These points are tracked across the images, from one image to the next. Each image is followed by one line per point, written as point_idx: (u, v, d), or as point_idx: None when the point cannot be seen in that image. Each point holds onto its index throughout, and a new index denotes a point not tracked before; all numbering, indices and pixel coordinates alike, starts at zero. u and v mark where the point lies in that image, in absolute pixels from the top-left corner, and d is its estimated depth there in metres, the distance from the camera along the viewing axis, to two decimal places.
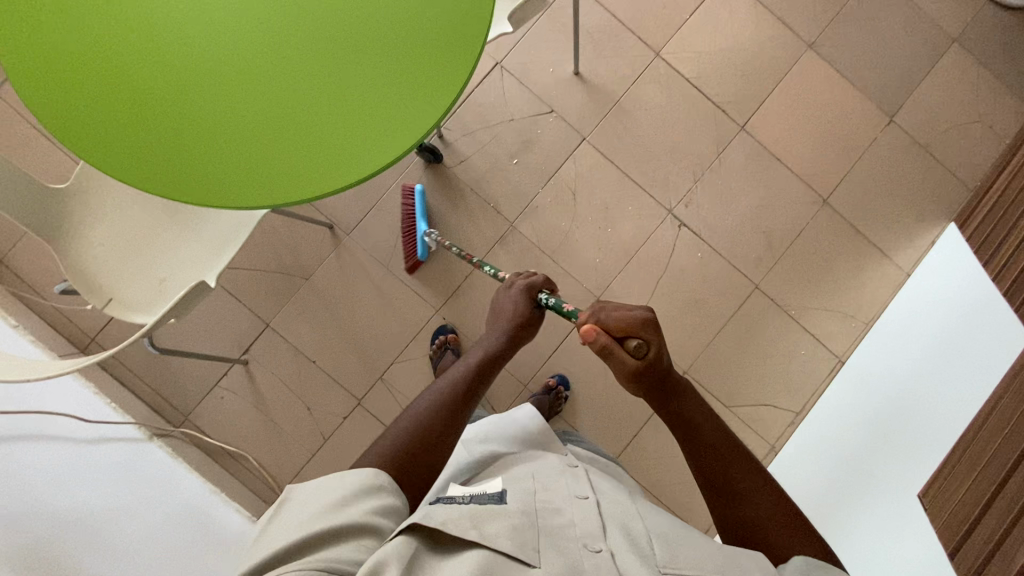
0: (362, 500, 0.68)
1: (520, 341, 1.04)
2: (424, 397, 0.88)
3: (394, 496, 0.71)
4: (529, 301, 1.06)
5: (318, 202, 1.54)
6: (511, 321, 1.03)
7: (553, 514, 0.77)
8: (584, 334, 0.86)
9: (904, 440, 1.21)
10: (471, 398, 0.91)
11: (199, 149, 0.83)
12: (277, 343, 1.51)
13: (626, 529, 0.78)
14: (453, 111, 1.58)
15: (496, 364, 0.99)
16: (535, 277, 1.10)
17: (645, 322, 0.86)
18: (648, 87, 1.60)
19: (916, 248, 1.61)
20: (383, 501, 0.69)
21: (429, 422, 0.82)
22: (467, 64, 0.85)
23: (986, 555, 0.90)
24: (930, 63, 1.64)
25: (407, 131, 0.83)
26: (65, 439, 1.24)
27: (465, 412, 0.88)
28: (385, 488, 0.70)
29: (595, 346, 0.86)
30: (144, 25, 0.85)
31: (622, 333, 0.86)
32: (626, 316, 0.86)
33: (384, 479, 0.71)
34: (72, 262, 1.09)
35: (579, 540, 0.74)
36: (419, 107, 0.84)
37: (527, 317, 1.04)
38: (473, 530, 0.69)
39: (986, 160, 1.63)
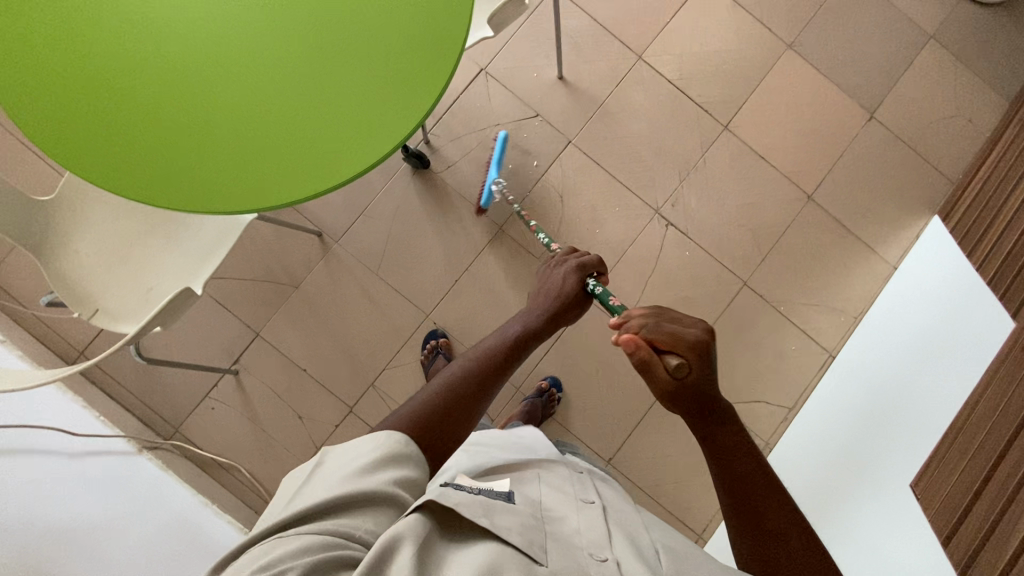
0: (387, 469, 0.66)
1: (559, 317, 1.02)
2: (458, 364, 0.85)
3: (415, 467, 0.68)
4: (579, 280, 1.06)
5: (307, 210, 1.54)
6: (556, 297, 1.03)
7: (559, 522, 0.76)
8: (625, 344, 0.78)
9: (894, 431, 1.21)
10: (504, 366, 0.89)
11: (186, 153, 0.84)
12: (267, 352, 1.51)
13: (632, 538, 0.77)
14: (439, 117, 1.59)
15: (535, 339, 0.96)
16: (588, 256, 1.10)
17: (694, 345, 0.79)
18: (632, 89, 1.62)
19: (901, 242, 1.62)
20: (406, 473, 0.67)
21: (462, 384, 0.81)
22: (447, 64, 0.86)
23: (978, 542, 0.91)
24: (908, 60, 1.66)
25: (396, 131, 0.84)
26: (54, 453, 1.22)
27: (499, 379, 0.86)
28: (410, 459, 0.68)
29: (633, 358, 0.79)
30: (127, 32, 0.86)
31: (665, 348, 0.80)
32: (676, 333, 0.80)
33: (412, 448, 0.69)
34: (60, 267, 1.09)
35: (585, 547, 0.72)
36: (402, 108, 0.85)
37: (573, 296, 1.04)
38: (485, 517, 0.67)
39: (966, 154, 1.65)
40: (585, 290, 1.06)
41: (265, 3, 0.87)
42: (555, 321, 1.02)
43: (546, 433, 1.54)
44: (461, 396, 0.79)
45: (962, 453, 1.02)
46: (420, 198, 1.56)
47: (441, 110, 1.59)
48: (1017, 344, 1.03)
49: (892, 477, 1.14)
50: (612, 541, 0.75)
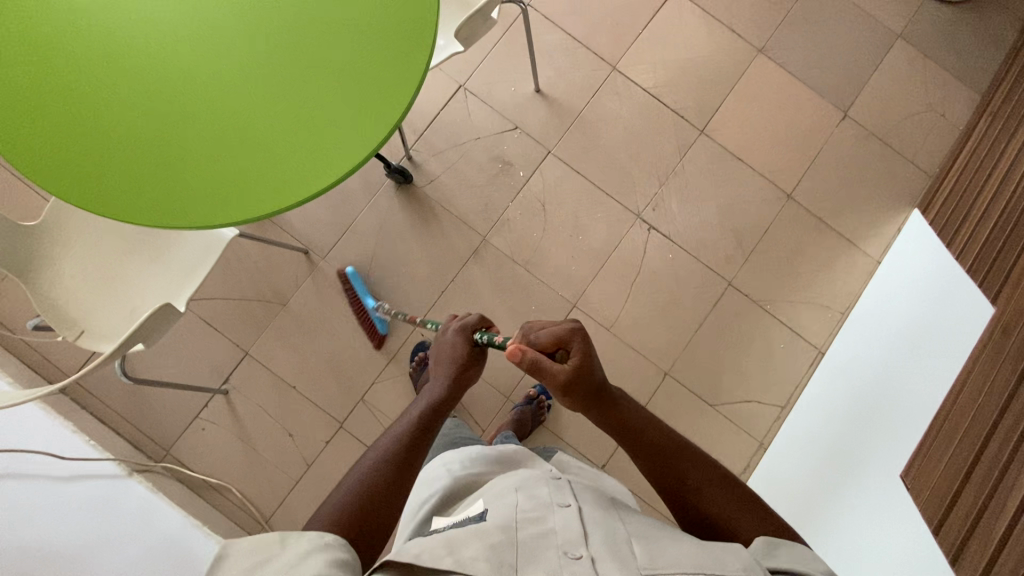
0: (309, 559, 0.62)
1: (465, 384, 1.00)
2: (362, 464, 0.82)
3: (344, 551, 0.65)
4: (467, 340, 1.03)
5: (293, 228, 1.56)
6: (453, 365, 1.00)
7: (534, 524, 0.76)
8: (511, 353, 0.86)
9: (885, 420, 1.20)
10: (417, 451, 0.86)
11: (158, 172, 0.86)
12: (257, 371, 1.51)
13: (609, 531, 0.76)
14: (420, 134, 1.62)
15: (444, 412, 0.94)
16: (469, 316, 1.07)
17: (573, 331, 0.88)
18: (608, 99, 1.65)
19: (883, 236, 1.64)
20: (331, 557, 0.63)
21: (374, 478, 0.79)
22: (415, 77, 0.89)
23: (967, 528, 0.89)
24: (878, 58, 1.70)
25: (364, 146, 0.87)
26: (41, 478, 1.22)
27: (414, 464, 0.84)
28: (333, 546, 0.64)
29: (524, 364, 0.86)
30: (104, 54, 0.89)
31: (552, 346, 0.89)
32: (552, 331, 0.89)
33: (328, 538, 0.65)
34: (43, 294, 1.11)
35: (559, 547, 0.72)
36: (369, 122, 0.88)
37: (469, 357, 1.01)
38: (448, 556, 0.68)
39: (942, 148, 1.68)
40: (475, 346, 1.04)
41: (238, 25, 0.90)
42: (460, 387, 0.99)
43: (538, 441, 1.53)
44: (376, 496, 0.77)
45: (949, 440, 1.01)
46: (404, 212, 1.58)
47: (421, 126, 1.62)
48: (997, 327, 1.03)
49: (881, 468, 1.13)
50: (588, 537, 0.74)
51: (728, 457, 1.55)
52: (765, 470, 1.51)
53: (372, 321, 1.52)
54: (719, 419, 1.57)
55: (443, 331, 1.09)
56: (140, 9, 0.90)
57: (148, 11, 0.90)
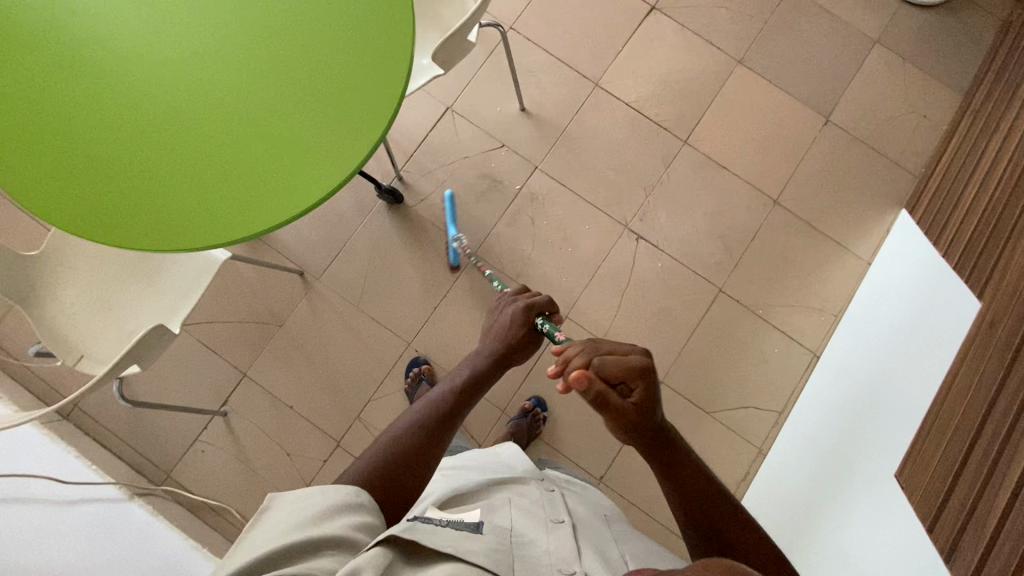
0: (343, 514, 0.67)
1: (506, 364, 1.01)
2: (402, 422, 0.85)
3: (373, 514, 0.70)
4: (525, 320, 1.02)
5: (288, 250, 1.60)
6: (501, 342, 1.01)
7: (527, 543, 0.73)
8: (577, 382, 0.80)
9: (878, 417, 1.18)
10: (451, 422, 0.88)
11: (156, 196, 0.90)
12: (255, 391, 1.54)
13: (601, 553, 0.74)
14: (410, 155, 1.67)
15: (482, 388, 0.96)
16: (538, 296, 1.05)
17: (643, 370, 0.84)
18: (592, 114, 1.70)
19: (872, 236, 1.64)
20: (362, 518, 0.68)
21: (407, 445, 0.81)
22: (395, 95, 0.93)
23: (962, 522, 0.88)
24: (856, 65, 1.73)
25: (348, 163, 0.91)
26: (46, 501, 1.23)
27: (445, 435, 0.86)
28: (365, 507, 0.70)
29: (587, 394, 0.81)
30: (103, 89, 0.94)
31: (615, 380, 0.83)
32: (622, 363, 0.83)
33: (363, 497, 0.71)
34: (44, 322, 1.15)
35: (553, 564, 0.70)
36: (353, 138, 0.92)
37: (521, 337, 1.00)
38: (450, 545, 0.65)
39: (926, 148, 1.69)
40: (533, 331, 1.02)
41: (226, 53, 0.95)
42: (502, 365, 1.01)
43: (534, 454, 1.53)
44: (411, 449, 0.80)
45: (941, 435, 1.00)
46: (396, 231, 1.62)
47: (410, 148, 1.67)
48: (983, 324, 1.03)
49: (874, 467, 1.12)
50: (581, 555, 0.72)
51: (727, 465, 1.54)
52: (764, 477, 1.49)
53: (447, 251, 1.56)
54: (716, 426, 1.56)
55: (508, 302, 1.08)
56: (134, 41, 0.96)
57: (142, 43, 0.96)
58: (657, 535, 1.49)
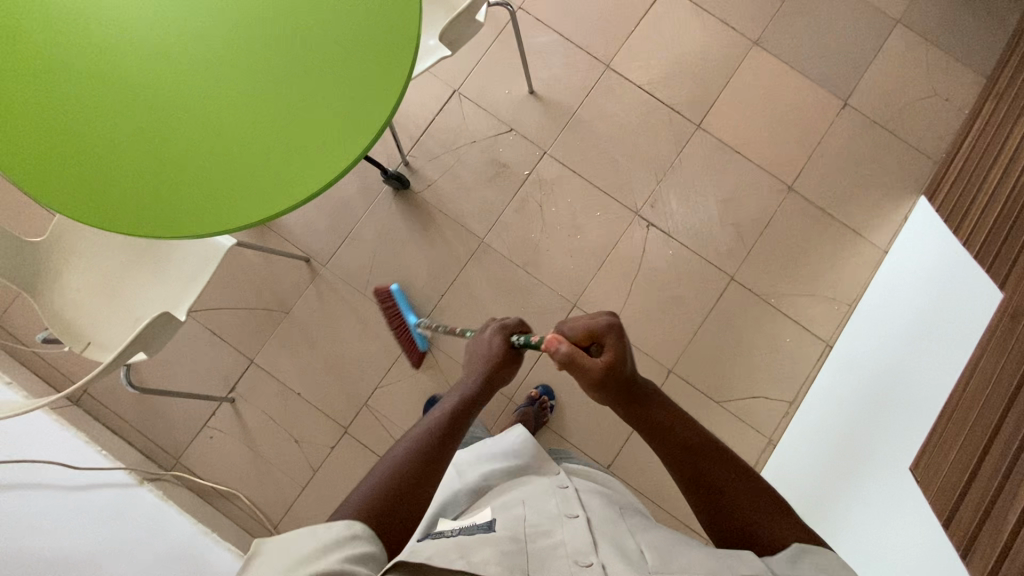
0: (336, 549, 0.64)
1: (498, 382, 0.97)
2: (398, 449, 0.82)
3: (372, 543, 0.68)
4: (504, 342, 0.99)
5: (294, 237, 1.59)
6: (487, 363, 0.97)
7: (542, 537, 0.73)
8: (550, 342, 0.84)
9: (895, 408, 1.16)
10: (447, 446, 0.84)
11: (162, 186, 0.89)
12: (262, 378, 1.54)
13: (618, 542, 0.73)
14: (416, 140, 1.64)
15: (475, 409, 0.91)
16: (508, 319, 1.04)
17: (610, 326, 0.85)
18: (603, 97, 1.65)
19: (890, 224, 1.60)
20: (360, 549, 0.66)
21: (403, 473, 0.77)
22: (404, 71, 0.91)
23: (978, 519, 0.85)
24: (877, 46, 1.67)
25: (358, 142, 0.89)
26: (54, 486, 1.23)
27: (443, 459, 0.82)
28: (362, 537, 0.67)
29: (559, 354, 0.84)
30: (103, 77, 0.91)
31: (587, 339, 0.86)
32: (590, 322, 0.86)
33: (359, 528, 0.68)
34: (50, 309, 1.14)
35: (569, 556, 0.69)
36: (361, 117, 0.89)
37: (504, 358, 0.97)
38: (460, 559, 0.64)
39: (947, 132, 1.64)
40: (512, 348, 0.99)
41: (228, 36, 0.93)
42: (491, 384, 0.96)
43: (542, 443, 1.52)
44: (411, 478, 0.77)
45: (957, 430, 0.97)
46: (402, 217, 1.60)
47: (417, 132, 1.64)
48: (1005, 315, 0.98)
49: (889, 459, 1.10)
50: (598, 546, 0.71)
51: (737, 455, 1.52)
52: (774, 467, 1.48)
53: (412, 337, 1.51)
54: (726, 416, 1.54)
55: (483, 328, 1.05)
56: (134, 26, 0.93)
57: (140, 30, 0.93)
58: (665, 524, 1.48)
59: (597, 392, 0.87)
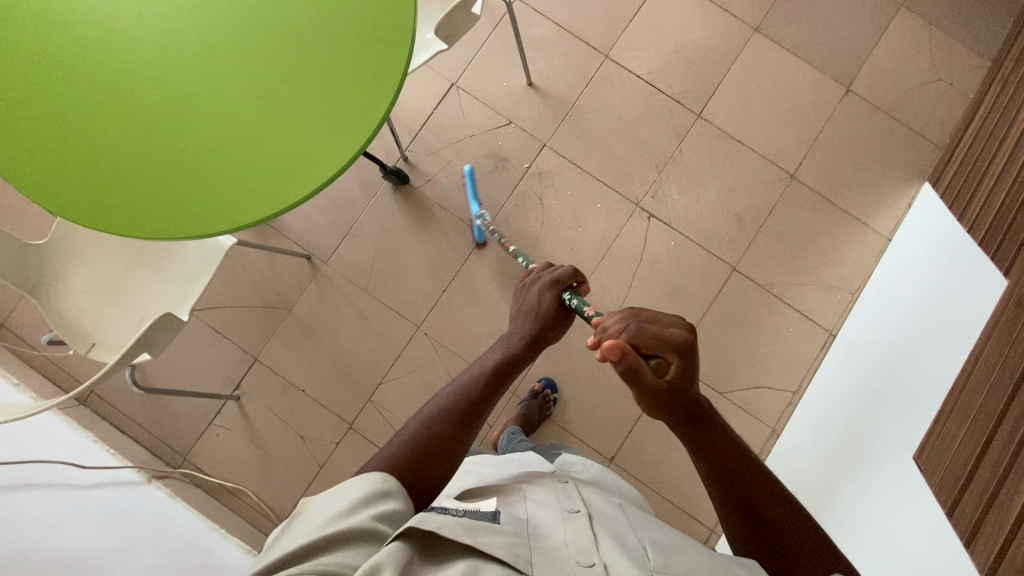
0: (366, 506, 0.64)
1: (545, 341, 0.99)
2: (437, 400, 0.83)
3: (402, 502, 0.68)
4: (554, 299, 1.00)
5: (295, 234, 1.59)
6: (536, 321, 0.99)
7: (545, 535, 0.72)
8: (611, 351, 0.72)
9: (900, 397, 1.15)
10: (485, 402, 0.85)
11: (165, 183, 0.89)
12: (266, 375, 1.55)
13: (620, 540, 0.73)
14: (415, 134, 1.63)
15: (516, 369, 0.92)
16: (561, 269, 1.04)
17: (681, 344, 0.76)
18: (602, 88, 1.64)
19: (893, 211, 1.59)
20: (387, 508, 0.65)
21: (441, 426, 0.78)
22: (403, 61, 0.90)
23: (983, 508, 0.85)
24: (880, 30, 1.65)
25: (358, 135, 0.88)
26: (64, 485, 1.25)
27: (482, 413, 0.83)
28: (392, 494, 0.67)
29: (620, 367, 0.73)
30: (101, 77, 0.91)
31: (649, 351, 0.76)
32: (661, 337, 0.75)
33: (391, 484, 0.68)
34: (55, 311, 1.16)
35: (571, 556, 0.69)
36: (361, 109, 0.89)
37: (551, 318, 0.99)
38: (468, 537, 0.64)
39: (951, 118, 1.62)
40: (562, 307, 1.00)
41: (225, 30, 0.92)
42: (536, 344, 0.97)
43: (545, 435, 1.52)
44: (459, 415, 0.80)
45: (962, 417, 0.96)
46: (402, 213, 1.60)
47: (415, 127, 1.63)
48: (1010, 301, 0.97)
49: (894, 448, 1.09)
50: (600, 545, 0.71)
51: None
52: (778, 456, 1.48)
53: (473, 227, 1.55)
54: (729, 406, 1.54)
55: (531, 281, 1.06)
56: (129, 24, 0.93)
57: (136, 27, 0.93)
58: (669, 515, 1.49)
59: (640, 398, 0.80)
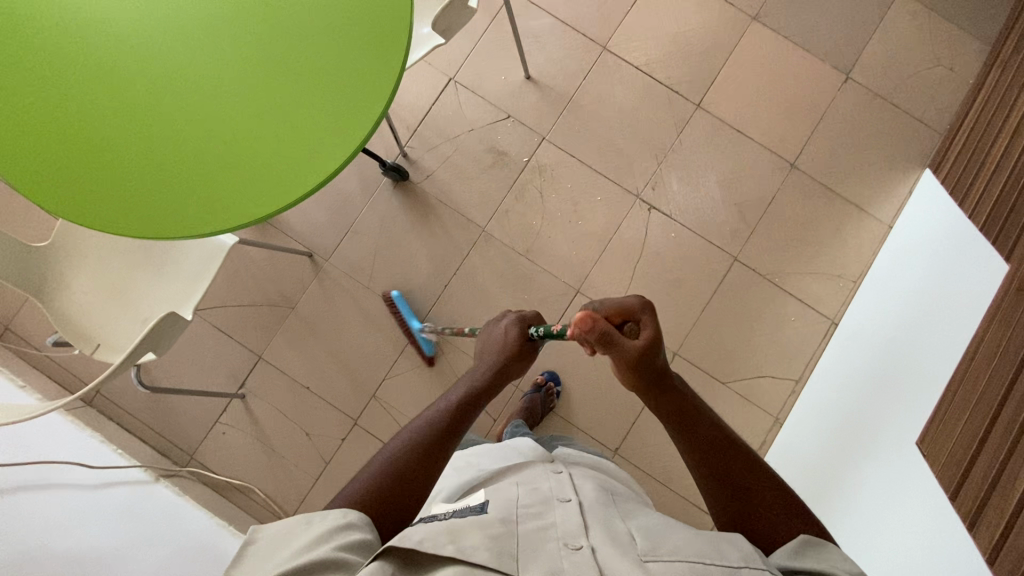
0: (328, 540, 0.65)
1: (508, 376, 0.95)
2: (398, 439, 0.81)
3: (367, 531, 0.69)
4: (520, 334, 0.96)
5: (295, 232, 1.59)
6: (500, 354, 0.95)
7: (535, 518, 0.73)
8: (582, 321, 0.80)
9: (903, 382, 1.15)
10: (447, 440, 0.82)
11: (162, 186, 0.89)
12: (271, 373, 1.55)
13: (608, 525, 0.74)
14: (414, 130, 1.63)
15: (479, 405, 0.89)
16: (526, 310, 1.02)
17: (643, 305, 0.84)
18: (601, 80, 1.64)
19: (894, 198, 1.59)
20: (350, 539, 0.66)
21: (403, 460, 0.77)
22: (399, 57, 0.90)
23: (985, 493, 0.85)
24: (879, 16, 1.64)
25: (356, 132, 0.88)
26: (72, 486, 1.26)
27: (441, 453, 0.81)
28: (355, 526, 0.68)
29: (594, 334, 0.80)
30: (95, 82, 0.91)
31: (619, 317, 0.84)
32: (625, 300, 0.84)
33: (353, 516, 0.69)
34: (59, 315, 1.17)
35: (558, 539, 0.70)
36: (360, 104, 0.89)
37: (516, 352, 0.95)
38: (450, 545, 0.66)
39: (952, 103, 1.61)
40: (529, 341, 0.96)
41: (221, 31, 0.92)
42: (501, 380, 0.94)
43: (549, 429, 1.53)
44: (416, 461, 0.78)
45: (964, 404, 0.96)
46: (402, 209, 1.60)
47: (414, 123, 1.63)
48: (1010, 287, 0.97)
49: (896, 433, 1.10)
50: (588, 529, 0.72)
51: (744, 435, 1.53)
52: (781, 445, 1.49)
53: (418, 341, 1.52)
54: (732, 396, 1.55)
55: (497, 319, 1.03)
56: (124, 26, 0.93)
57: (131, 30, 0.93)
58: (673, 505, 1.50)
59: (628, 374, 0.85)
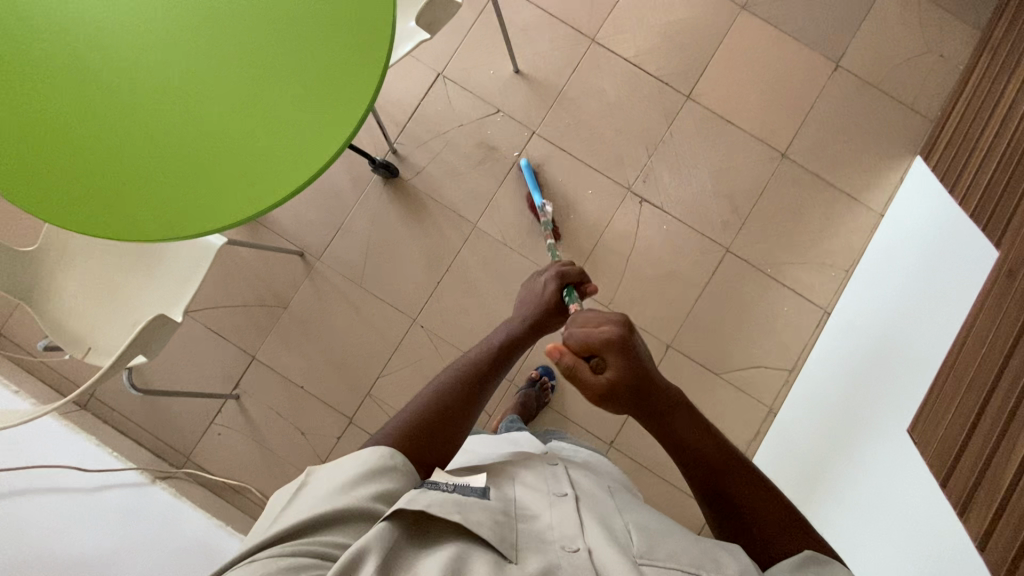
0: (368, 482, 0.66)
1: (544, 327, 1.00)
2: (438, 379, 0.85)
3: (405, 477, 0.69)
4: (558, 291, 1.00)
5: (286, 231, 1.59)
6: (535, 307, 0.99)
7: (532, 519, 0.73)
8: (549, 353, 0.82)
9: (896, 370, 1.15)
10: (485, 379, 0.87)
11: (151, 183, 0.88)
12: (265, 373, 1.55)
13: (605, 523, 0.74)
14: (403, 127, 1.62)
15: (517, 347, 0.94)
16: (569, 266, 1.04)
17: (610, 342, 0.81)
18: (590, 73, 1.63)
19: (885, 186, 1.58)
20: (387, 485, 0.67)
21: (444, 399, 0.80)
22: (385, 48, 0.90)
23: (976, 477, 0.85)
24: (868, 4, 1.63)
25: (344, 125, 0.88)
26: (69, 489, 1.26)
27: (480, 392, 0.85)
28: (396, 471, 0.69)
29: (560, 366, 0.82)
30: (80, 81, 0.90)
31: (586, 351, 0.82)
32: (590, 335, 0.82)
33: (396, 460, 0.70)
34: (50, 316, 1.16)
35: (557, 541, 0.70)
36: (347, 97, 0.88)
37: (552, 307, 0.99)
38: (457, 513, 0.65)
39: (942, 89, 1.61)
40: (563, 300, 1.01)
41: (204, 26, 0.91)
42: (536, 331, 0.98)
43: (545, 422, 1.54)
44: (434, 420, 0.77)
45: (954, 392, 0.96)
46: (393, 206, 1.59)
47: (403, 119, 1.62)
48: (1002, 272, 0.96)
49: (889, 420, 1.10)
50: (585, 529, 0.72)
51: (738, 425, 1.54)
52: (775, 435, 1.49)
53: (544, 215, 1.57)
54: (726, 387, 1.55)
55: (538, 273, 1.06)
56: (106, 24, 0.92)
57: (114, 28, 0.92)
58: (668, 497, 1.51)
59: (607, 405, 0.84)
